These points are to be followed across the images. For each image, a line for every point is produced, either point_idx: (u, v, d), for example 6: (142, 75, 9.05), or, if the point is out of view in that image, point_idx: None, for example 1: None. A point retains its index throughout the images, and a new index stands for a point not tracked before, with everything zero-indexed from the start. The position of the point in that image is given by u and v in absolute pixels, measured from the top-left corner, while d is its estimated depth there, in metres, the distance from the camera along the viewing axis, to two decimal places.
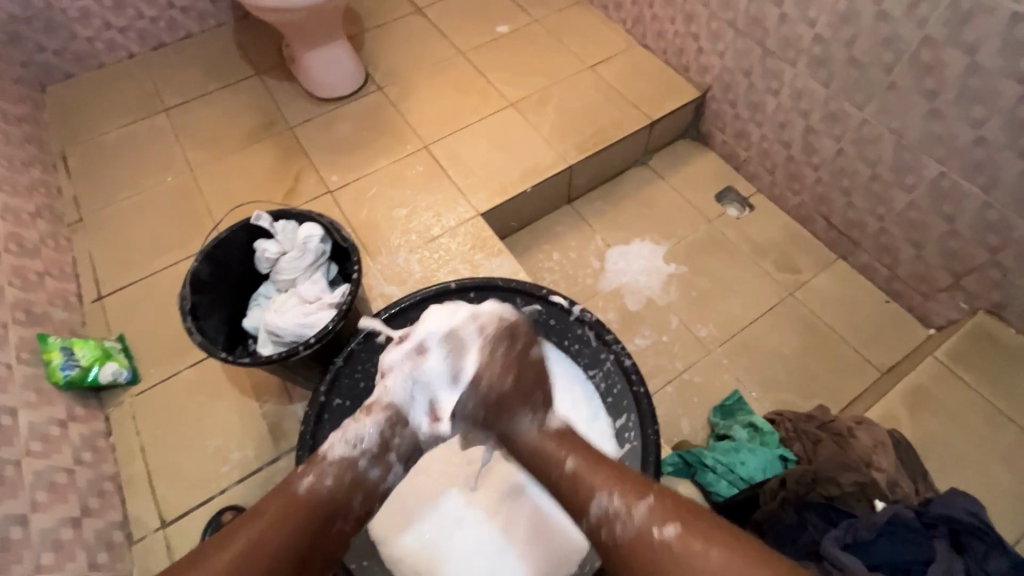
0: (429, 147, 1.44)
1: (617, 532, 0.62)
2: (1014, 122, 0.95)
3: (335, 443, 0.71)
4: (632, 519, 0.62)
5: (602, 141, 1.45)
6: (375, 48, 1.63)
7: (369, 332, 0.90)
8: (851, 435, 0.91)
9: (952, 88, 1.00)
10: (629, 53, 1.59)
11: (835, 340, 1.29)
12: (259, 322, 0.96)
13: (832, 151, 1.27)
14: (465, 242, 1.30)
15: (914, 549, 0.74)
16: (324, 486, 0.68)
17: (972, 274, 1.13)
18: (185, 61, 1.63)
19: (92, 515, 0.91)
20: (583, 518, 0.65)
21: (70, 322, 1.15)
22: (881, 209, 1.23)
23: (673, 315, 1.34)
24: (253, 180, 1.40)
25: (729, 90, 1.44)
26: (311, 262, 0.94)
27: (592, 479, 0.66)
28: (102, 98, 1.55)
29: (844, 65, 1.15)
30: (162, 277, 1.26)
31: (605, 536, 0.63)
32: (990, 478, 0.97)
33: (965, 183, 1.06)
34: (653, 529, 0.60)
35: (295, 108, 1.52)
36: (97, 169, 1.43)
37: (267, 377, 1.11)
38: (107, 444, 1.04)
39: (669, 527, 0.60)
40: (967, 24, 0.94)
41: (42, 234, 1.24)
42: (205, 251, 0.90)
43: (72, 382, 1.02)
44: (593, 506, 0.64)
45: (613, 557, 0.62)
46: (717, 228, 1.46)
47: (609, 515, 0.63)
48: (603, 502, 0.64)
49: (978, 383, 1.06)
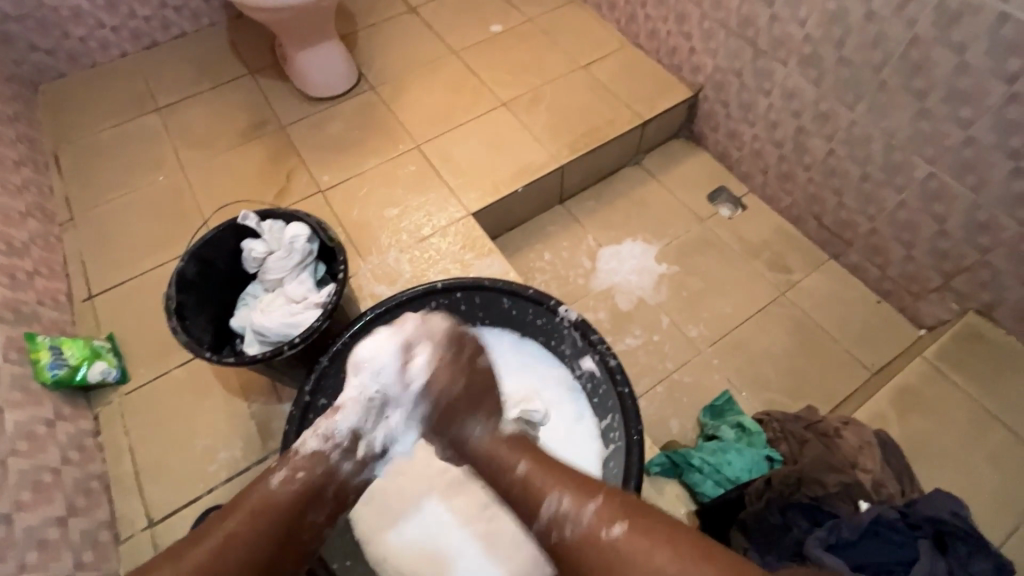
0: (420, 147, 1.44)
1: (567, 536, 0.60)
2: (1002, 122, 0.95)
3: (307, 438, 0.71)
4: (581, 520, 0.61)
5: (593, 140, 1.44)
6: (368, 47, 1.63)
7: (355, 332, 0.89)
8: (838, 436, 0.91)
9: (941, 87, 1.00)
10: (622, 53, 1.59)
11: (826, 340, 1.29)
12: (246, 322, 0.96)
13: (823, 151, 1.27)
14: (455, 242, 1.30)
15: (898, 550, 0.74)
16: (296, 479, 0.68)
17: (962, 274, 1.13)
18: (178, 60, 1.63)
19: (79, 515, 0.91)
20: (533, 526, 0.63)
21: (59, 321, 1.15)
22: (872, 209, 1.23)
23: (664, 315, 1.34)
24: (244, 179, 1.40)
25: (721, 90, 1.43)
26: (297, 262, 0.94)
27: (545, 481, 0.64)
28: (94, 97, 1.56)
29: (834, 65, 1.14)
30: (152, 276, 1.26)
31: (556, 539, 0.61)
32: (977, 479, 0.97)
33: (954, 183, 1.06)
34: (600, 529, 0.59)
35: (287, 107, 1.52)
36: (88, 169, 1.43)
37: (256, 377, 1.11)
38: (95, 444, 1.04)
39: (617, 528, 0.59)
40: (954, 24, 0.94)
41: (33, 234, 1.24)
42: (191, 251, 0.90)
43: (60, 381, 1.02)
44: (545, 508, 0.62)
45: (564, 558, 0.61)
46: (709, 228, 1.46)
47: (560, 517, 0.61)
48: (555, 504, 0.62)
49: (966, 384, 1.06)
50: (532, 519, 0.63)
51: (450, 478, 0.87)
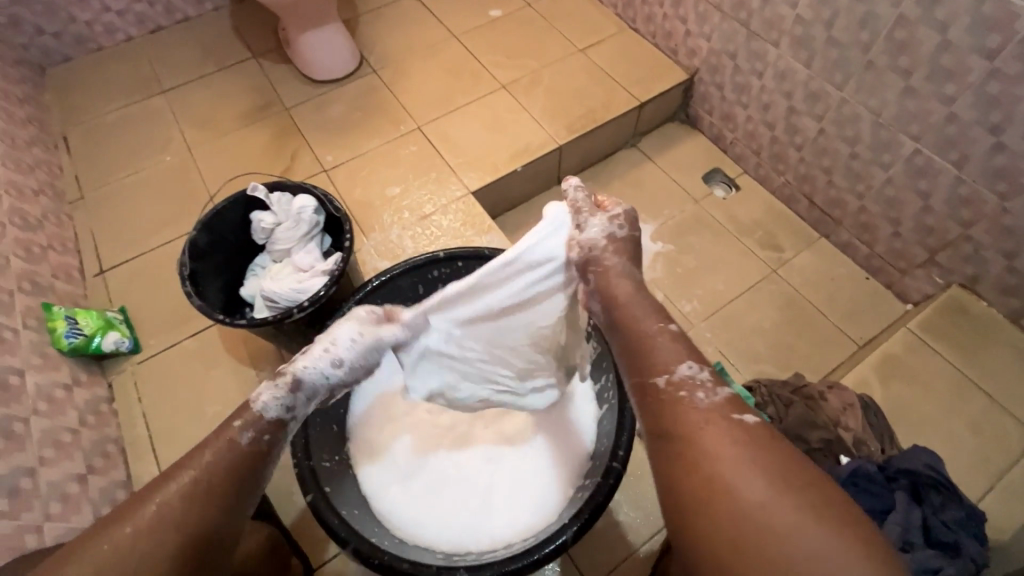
0: (421, 128, 1.47)
1: (700, 398, 0.55)
2: (983, 98, 0.98)
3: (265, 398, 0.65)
4: (715, 398, 0.55)
5: (591, 122, 1.48)
6: (369, 31, 1.65)
7: (360, 298, 0.93)
8: (823, 398, 0.95)
9: (925, 66, 1.03)
10: (619, 36, 1.62)
11: (816, 314, 1.33)
12: (256, 290, 1.00)
13: (814, 131, 1.30)
14: (456, 220, 1.33)
15: (875, 500, 0.79)
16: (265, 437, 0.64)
17: (946, 249, 1.17)
18: (182, 43, 1.66)
19: (97, 473, 0.96)
20: (660, 374, 0.58)
21: (73, 294, 1.19)
22: (860, 187, 1.27)
23: (658, 291, 1.38)
24: (250, 159, 1.43)
25: (715, 72, 1.47)
26: (305, 232, 0.98)
27: (675, 349, 0.59)
28: (101, 80, 1.58)
29: (824, 45, 1.18)
30: (161, 252, 1.29)
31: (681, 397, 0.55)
32: (957, 442, 1.01)
33: (938, 159, 1.09)
34: (733, 412, 0.53)
35: (291, 90, 1.55)
36: (97, 149, 1.46)
37: (264, 347, 1.15)
38: (110, 410, 1.08)
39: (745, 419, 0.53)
40: (937, 3, 0.97)
41: (45, 211, 1.28)
42: (203, 221, 0.94)
43: (76, 349, 1.06)
44: (681, 368, 0.57)
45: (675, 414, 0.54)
46: (703, 208, 1.50)
47: (693, 380, 0.56)
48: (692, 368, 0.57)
49: (948, 353, 1.11)
50: (655, 372, 0.58)
51: (452, 438, 0.92)
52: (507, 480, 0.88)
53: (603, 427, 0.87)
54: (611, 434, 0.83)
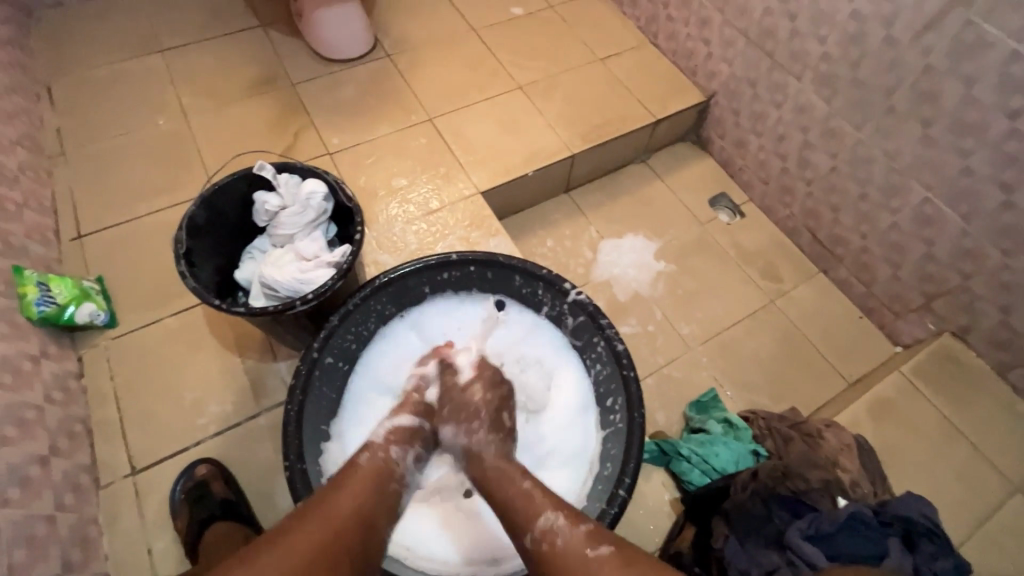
0: (433, 120, 1.43)
1: (559, 543, 0.63)
2: (1001, 156, 1.00)
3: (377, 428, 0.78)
4: (572, 535, 0.64)
5: (606, 133, 1.46)
6: (387, 14, 1.61)
7: (366, 294, 0.88)
8: (821, 437, 0.95)
9: (946, 118, 1.05)
10: (639, 50, 1.61)
11: (808, 347, 1.34)
12: (253, 275, 0.94)
13: (826, 168, 1.32)
14: (462, 219, 1.29)
15: (870, 545, 0.79)
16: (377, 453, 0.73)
17: (943, 297, 1.19)
18: (187, 3, 1.57)
19: (61, 456, 0.89)
20: (526, 533, 0.66)
21: (47, 258, 1.11)
22: (865, 228, 1.29)
23: (658, 309, 1.37)
24: (249, 133, 1.37)
25: (733, 98, 1.47)
26: (311, 219, 0.92)
27: (545, 500, 0.68)
28: (94, 31, 1.49)
29: (847, 85, 1.19)
30: (149, 222, 1.22)
31: (545, 549, 0.64)
32: (941, 489, 1.04)
33: (947, 210, 1.11)
34: (587, 547, 0.62)
35: (298, 65, 1.48)
36: (84, 104, 1.37)
37: (253, 333, 1.09)
38: (79, 386, 1.00)
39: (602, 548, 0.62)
40: (967, 58, 0.98)
41: (22, 164, 1.19)
42: (204, 196, 0.88)
43: (47, 318, 0.98)
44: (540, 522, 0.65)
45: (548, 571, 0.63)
46: (708, 232, 1.50)
47: (552, 530, 0.64)
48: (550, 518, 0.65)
49: (938, 400, 1.13)
50: (524, 531, 0.66)
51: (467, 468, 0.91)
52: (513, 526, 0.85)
53: (607, 451, 0.85)
54: (618, 459, 0.81)
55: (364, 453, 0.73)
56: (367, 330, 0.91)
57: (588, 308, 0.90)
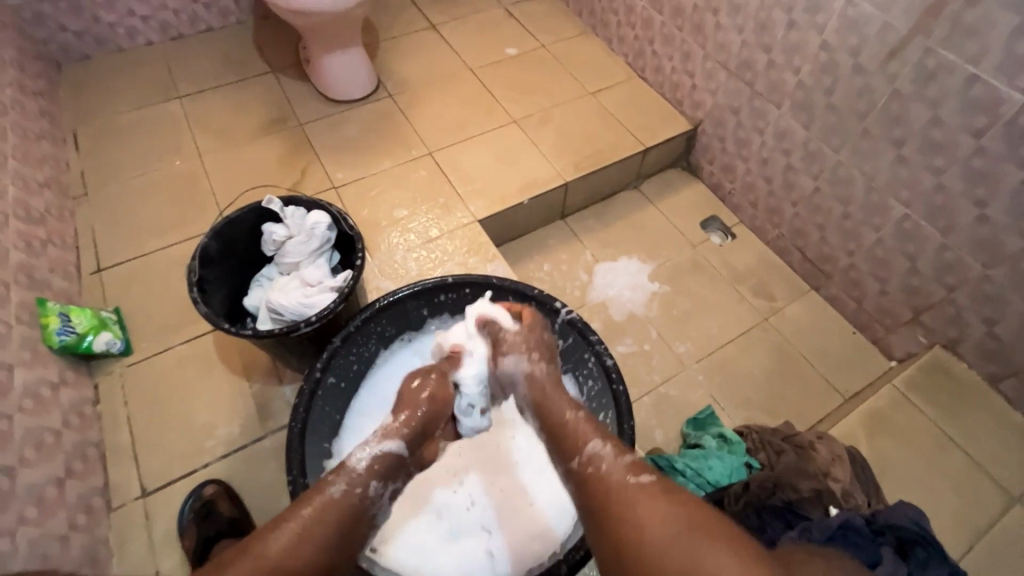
0: (433, 154, 1.51)
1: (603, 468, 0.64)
2: (970, 172, 1.05)
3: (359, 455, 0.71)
4: (618, 465, 0.64)
5: (597, 162, 1.53)
6: (388, 58, 1.71)
7: (367, 317, 0.93)
8: (813, 448, 0.97)
9: (917, 138, 1.10)
10: (628, 84, 1.70)
11: (802, 363, 1.36)
12: (261, 301, 0.99)
13: (809, 189, 1.37)
14: (460, 246, 1.35)
15: (863, 552, 0.79)
16: (354, 493, 0.67)
17: (930, 310, 1.22)
18: (204, 53, 1.69)
19: (75, 478, 0.92)
20: (573, 456, 0.67)
21: (68, 291, 1.18)
22: (851, 245, 1.33)
23: (653, 329, 1.40)
24: (259, 170, 1.45)
25: (719, 125, 1.54)
26: (316, 248, 0.98)
27: (587, 428, 0.69)
28: (118, 81, 1.60)
29: (822, 110, 1.25)
30: (164, 255, 1.29)
31: (590, 472, 0.65)
32: (939, 501, 1.04)
33: (926, 226, 1.15)
34: (630, 475, 0.62)
35: (306, 106, 1.58)
36: (106, 148, 1.47)
37: (260, 359, 1.13)
38: (94, 412, 1.05)
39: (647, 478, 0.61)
40: (930, 83, 1.04)
41: (48, 204, 1.27)
42: (216, 228, 0.95)
43: (67, 347, 1.04)
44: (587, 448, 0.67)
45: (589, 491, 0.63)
46: (701, 253, 1.55)
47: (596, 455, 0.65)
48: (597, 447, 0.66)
49: (931, 411, 1.15)
50: (572, 455, 0.68)
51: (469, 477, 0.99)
52: (514, 506, 0.96)
53: None
54: None
55: (336, 484, 0.67)
56: (369, 351, 0.96)
57: (577, 325, 0.94)
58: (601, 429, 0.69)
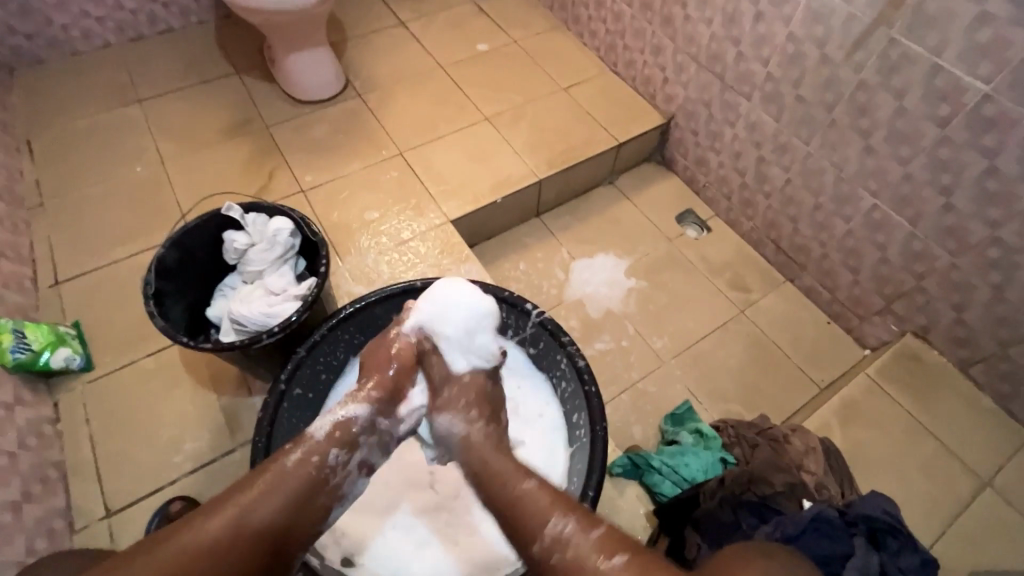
0: (403, 154, 1.48)
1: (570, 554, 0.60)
2: (935, 161, 1.05)
3: (319, 425, 0.73)
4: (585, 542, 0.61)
5: (571, 158, 1.52)
6: (356, 56, 1.68)
7: (333, 325, 0.91)
8: (787, 441, 0.98)
9: (883, 128, 1.11)
10: (601, 78, 1.68)
11: (778, 355, 1.37)
12: (224, 312, 0.97)
13: (781, 181, 1.37)
14: (433, 247, 1.33)
15: (835, 544, 0.80)
16: (313, 461, 0.68)
17: (900, 299, 1.23)
18: (164, 54, 1.64)
19: (34, 502, 0.89)
20: (534, 541, 0.63)
21: (24, 306, 1.13)
22: (824, 235, 1.33)
23: (630, 325, 1.40)
24: (224, 175, 1.41)
25: (691, 119, 1.53)
26: (279, 255, 0.96)
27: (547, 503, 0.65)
28: (74, 85, 1.55)
29: (791, 102, 1.25)
30: (126, 266, 1.25)
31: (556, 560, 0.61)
32: (911, 488, 1.06)
33: (894, 215, 1.16)
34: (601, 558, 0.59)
35: (272, 108, 1.54)
36: (63, 155, 1.42)
37: (228, 369, 1.10)
38: (53, 431, 1.01)
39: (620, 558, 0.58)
40: (894, 73, 1.05)
41: (0, 216, 1.22)
42: (173, 238, 0.91)
43: (22, 365, 1.00)
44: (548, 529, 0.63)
45: None
46: (677, 248, 1.54)
47: (561, 541, 0.61)
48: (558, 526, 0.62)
49: (902, 398, 1.16)
50: (529, 541, 0.63)
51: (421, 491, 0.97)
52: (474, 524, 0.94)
53: (573, 466, 0.86)
54: (583, 473, 0.83)
55: (293, 453, 0.69)
56: (337, 359, 0.94)
57: (548, 326, 0.93)
58: (562, 501, 0.65)
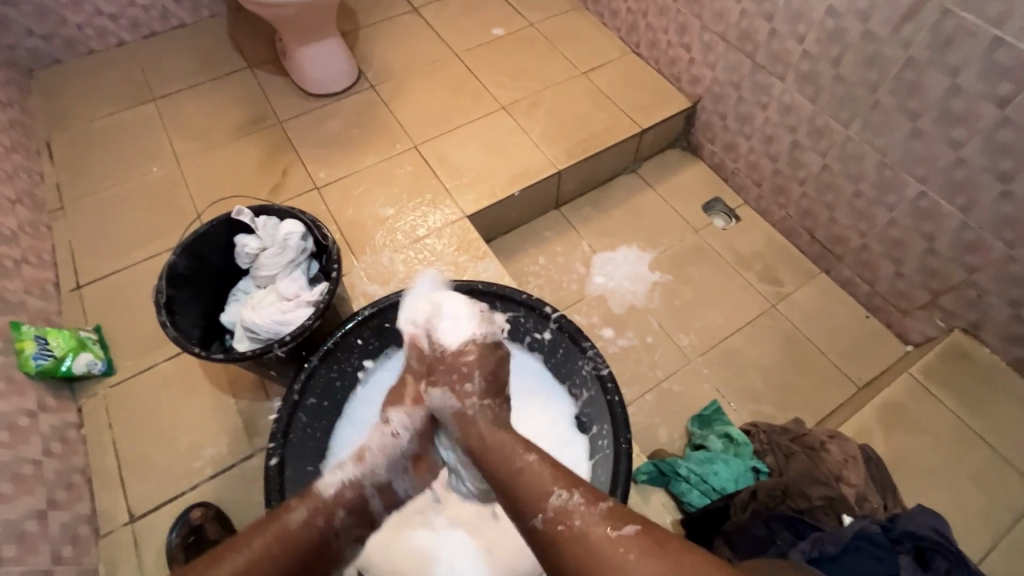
0: (418, 147, 1.44)
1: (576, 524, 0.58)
2: (993, 144, 0.96)
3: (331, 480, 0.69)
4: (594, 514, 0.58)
5: (591, 146, 1.45)
6: (369, 46, 1.63)
7: (346, 330, 0.90)
8: (825, 449, 0.94)
9: (934, 109, 1.02)
10: (622, 61, 1.60)
11: (813, 352, 1.30)
12: (237, 318, 0.95)
13: (818, 166, 1.28)
14: (449, 244, 1.30)
15: (879, 565, 0.75)
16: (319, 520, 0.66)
17: (949, 293, 1.15)
18: (177, 51, 1.62)
19: (60, 509, 0.90)
20: (536, 513, 0.60)
21: (46, 311, 1.14)
22: (864, 225, 1.25)
23: (654, 320, 1.35)
24: (239, 173, 1.39)
25: (719, 102, 1.45)
26: (290, 259, 0.93)
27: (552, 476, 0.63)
28: (91, 85, 1.54)
29: (829, 82, 1.16)
30: (144, 268, 1.25)
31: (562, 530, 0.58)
32: (959, 497, 0.99)
33: (944, 203, 1.07)
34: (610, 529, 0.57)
35: (284, 102, 1.51)
36: (81, 157, 1.42)
37: (246, 373, 1.10)
38: (78, 437, 1.02)
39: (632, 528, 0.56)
40: (948, 48, 0.95)
41: (21, 220, 1.23)
42: (183, 245, 0.90)
43: (45, 371, 1.00)
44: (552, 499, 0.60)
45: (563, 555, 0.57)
46: (704, 239, 1.47)
47: (567, 509, 0.59)
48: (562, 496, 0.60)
49: (950, 400, 1.08)
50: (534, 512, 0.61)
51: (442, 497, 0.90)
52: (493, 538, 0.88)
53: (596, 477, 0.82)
54: (605, 487, 0.79)
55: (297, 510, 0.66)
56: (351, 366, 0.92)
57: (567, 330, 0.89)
58: (567, 475, 0.63)
